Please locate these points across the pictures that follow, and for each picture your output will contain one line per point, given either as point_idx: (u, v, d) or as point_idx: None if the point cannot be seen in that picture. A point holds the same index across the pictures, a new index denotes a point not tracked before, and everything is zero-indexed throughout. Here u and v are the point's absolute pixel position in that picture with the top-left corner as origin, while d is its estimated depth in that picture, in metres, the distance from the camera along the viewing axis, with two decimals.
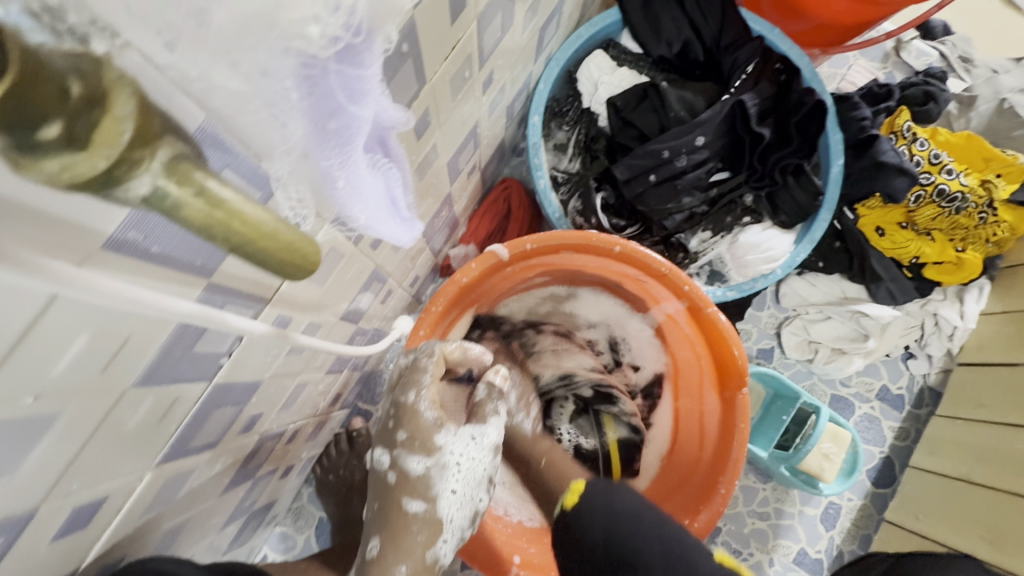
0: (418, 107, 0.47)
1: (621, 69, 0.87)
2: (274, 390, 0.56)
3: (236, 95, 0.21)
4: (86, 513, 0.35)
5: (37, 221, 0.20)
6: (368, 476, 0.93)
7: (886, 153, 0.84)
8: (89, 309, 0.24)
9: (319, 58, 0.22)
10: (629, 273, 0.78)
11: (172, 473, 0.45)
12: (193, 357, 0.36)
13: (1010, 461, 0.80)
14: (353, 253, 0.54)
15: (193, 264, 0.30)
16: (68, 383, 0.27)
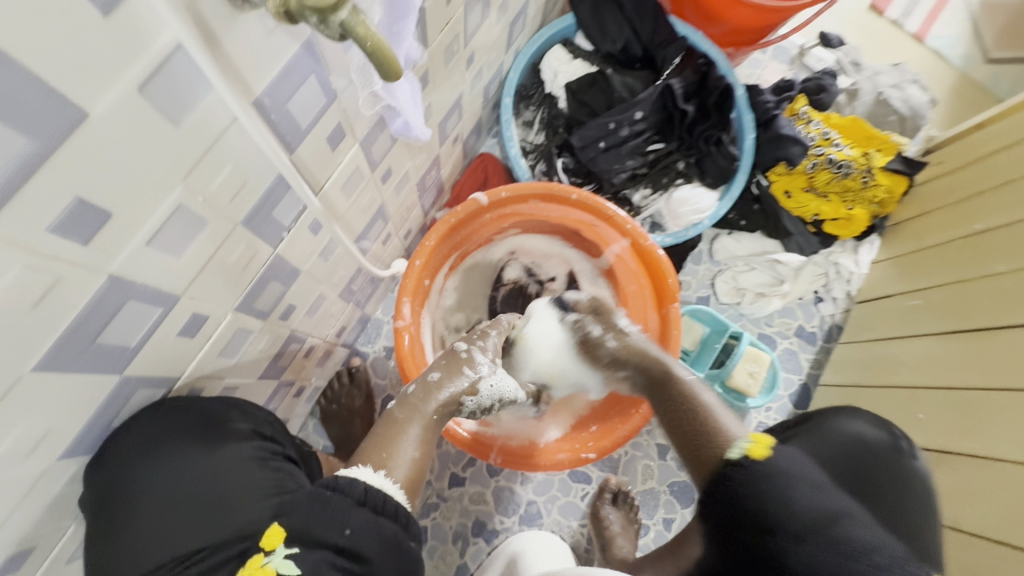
0: (422, 65, 0.65)
1: (576, 61, 1.08)
2: (306, 288, 0.71)
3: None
4: (196, 324, 0.51)
5: (235, 75, 0.37)
6: (367, 405, 1.07)
7: (785, 126, 1.08)
8: (240, 142, 0.41)
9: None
10: (585, 219, 0.96)
11: (239, 327, 0.60)
12: (272, 218, 0.53)
13: (887, 363, 1.01)
14: (370, 179, 0.71)
15: (287, 137, 0.47)
16: (215, 199, 0.43)
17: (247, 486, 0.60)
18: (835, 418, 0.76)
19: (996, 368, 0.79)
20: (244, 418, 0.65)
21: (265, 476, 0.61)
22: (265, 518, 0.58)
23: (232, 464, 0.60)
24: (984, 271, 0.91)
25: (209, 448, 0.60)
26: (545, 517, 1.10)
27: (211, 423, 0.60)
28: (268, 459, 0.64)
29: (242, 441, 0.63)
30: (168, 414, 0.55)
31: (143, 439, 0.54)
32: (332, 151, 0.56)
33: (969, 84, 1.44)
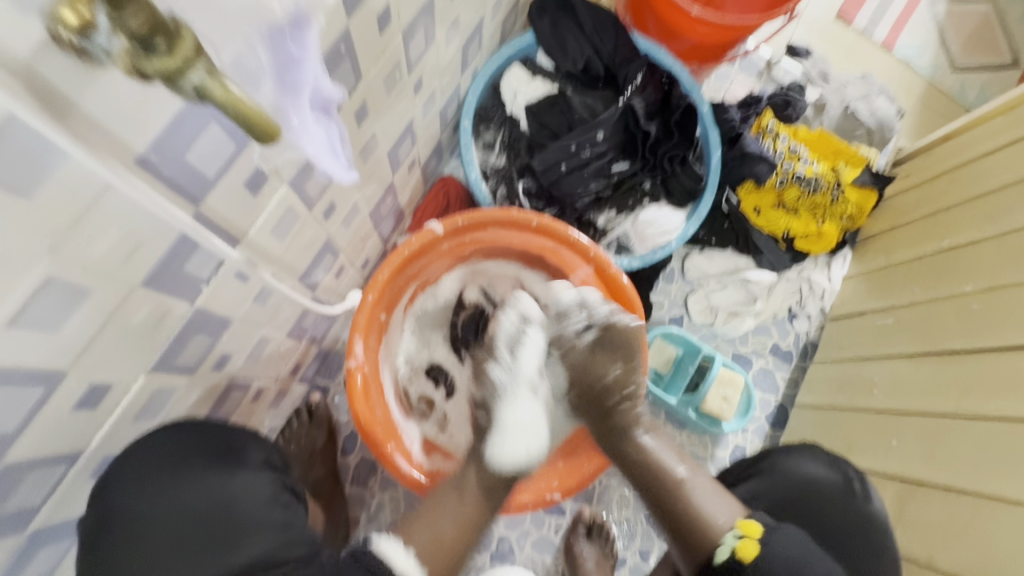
0: (357, 98, 0.61)
1: (535, 80, 1.05)
2: (242, 335, 0.67)
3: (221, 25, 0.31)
4: (96, 394, 0.46)
5: (102, 134, 0.33)
6: (328, 443, 1.02)
7: (750, 145, 1.09)
8: (122, 203, 0.37)
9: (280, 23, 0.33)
10: (548, 245, 0.91)
11: (159, 387, 0.55)
12: (183, 274, 0.48)
13: (862, 386, 0.99)
14: (308, 217, 0.66)
15: (188, 192, 0.43)
16: (102, 264, 0.39)
17: (260, 519, 0.61)
18: (784, 458, 0.78)
19: (971, 393, 0.78)
20: (257, 450, 0.67)
21: (275, 512, 0.63)
22: (277, 550, 0.60)
23: (245, 491, 0.62)
24: (955, 291, 0.90)
25: (225, 476, 0.62)
26: (517, 553, 1.05)
27: (225, 452, 0.63)
28: (280, 495, 0.65)
29: (254, 473, 0.65)
30: (174, 430, 0.59)
31: (158, 455, 0.57)
32: (253, 198, 0.52)
33: (936, 93, 1.43)
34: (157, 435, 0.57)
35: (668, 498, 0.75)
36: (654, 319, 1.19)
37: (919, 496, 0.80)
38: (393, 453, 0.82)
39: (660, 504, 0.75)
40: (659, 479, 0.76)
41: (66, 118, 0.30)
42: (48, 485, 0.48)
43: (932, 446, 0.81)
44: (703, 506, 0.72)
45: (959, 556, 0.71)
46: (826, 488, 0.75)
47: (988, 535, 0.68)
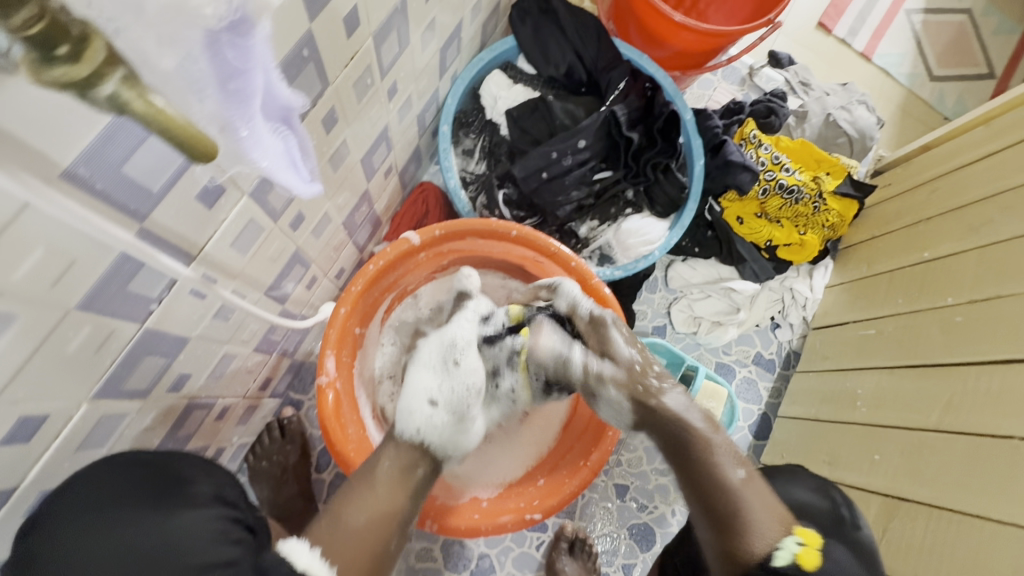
0: (324, 104, 0.58)
1: (516, 85, 1.02)
2: (202, 354, 0.63)
3: (156, 39, 0.28)
4: (29, 427, 0.43)
5: (18, 149, 0.29)
6: (301, 460, 0.98)
7: (732, 153, 1.05)
8: (48, 222, 0.33)
9: (215, 29, 0.29)
10: (529, 254, 0.90)
11: (104, 414, 0.51)
12: (128, 294, 0.44)
13: (844, 398, 0.98)
14: (273, 229, 0.63)
15: (128, 207, 0.39)
16: (25, 289, 0.35)
17: (200, 561, 0.51)
18: (771, 481, 0.77)
19: (955, 407, 0.78)
20: (207, 483, 0.60)
21: (222, 550, 0.53)
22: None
23: (186, 529, 0.52)
24: (936, 302, 0.90)
25: (165, 512, 0.53)
26: (498, 570, 1.02)
27: (169, 485, 0.56)
28: (230, 531, 0.56)
29: (202, 507, 0.56)
30: (107, 468, 0.52)
31: (93, 491, 0.50)
32: (208, 211, 0.49)
33: (915, 103, 1.45)
34: (92, 470, 0.52)
35: (717, 497, 0.65)
36: (637, 329, 1.17)
37: (902, 512, 0.79)
38: None
39: (705, 500, 0.66)
40: (707, 474, 0.66)
41: None
42: None
43: (917, 460, 0.80)
44: (754, 510, 0.63)
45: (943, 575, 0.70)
46: None
47: (973, 553, 0.68)
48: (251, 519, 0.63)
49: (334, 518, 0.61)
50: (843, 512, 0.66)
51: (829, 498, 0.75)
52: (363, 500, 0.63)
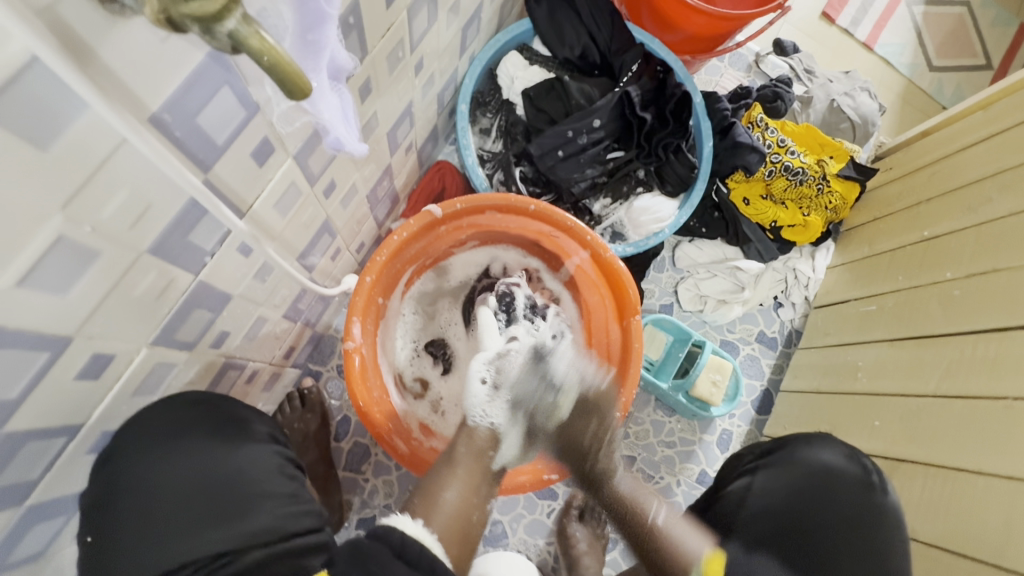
0: (362, 73, 0.61)
1: (533, 67, 1.05)
2: (241, 313, 0.66)
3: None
4: (99, 365, 0.46)
5: (119, 89, 0.33)
6: (322, 428, 0.99)
7: (741, 135, 1.09)
8: (137, 161, 0.37)
9: None
10: (545, 230, 0.93)
11: (158, 362, 0.54)
12: (188, 243, 0.47)
13: (846, 370, 1.03)
14: (310, 194, 0.65)
15: (198, 157, 0.42)
16: (110, 227, 0.39)
17: (266, 489, 0.63)
18: (805, 446, 0.82)
19: (951, 375, 0.82)
20: (261, 423, 0.68)
21: (282, 482, 0.64)
22: (284, 519, 0.62)
23: (250, 463, 0.63)
24: (935, 277, 0.94)
25: (231, 448, 0.63)
26: (510, 537, 1.06)
27: (230, 423, 0.64)
28: (285, 465, 0.67)
29: (260, 444, 0.66)
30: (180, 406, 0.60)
31: (171, 428, 0.58)
32: (260, 168, 0.51)
33: (914, 92, 1.48)
34: (167, 406, 0.58)
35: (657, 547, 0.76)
36: (645, 307, 1.20)
37: (903, 473, 0.84)
38: (391, 435, 0.81)
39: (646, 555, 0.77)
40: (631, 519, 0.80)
41: (86, 68, 0.30)
42: (47, 455, 0.47)
43: (915, 425, 0.85)
44: (680, 540, 0.76)
45: (946, 530, 0.75)
46: (845, 477, 0.79)
47: (970, 505, 0.72)
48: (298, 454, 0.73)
49: (427, 505, 0.69)
50: (872, 477, 0.79)
51: (856, 462, 0.80)
52: (451, 482, 0.74)
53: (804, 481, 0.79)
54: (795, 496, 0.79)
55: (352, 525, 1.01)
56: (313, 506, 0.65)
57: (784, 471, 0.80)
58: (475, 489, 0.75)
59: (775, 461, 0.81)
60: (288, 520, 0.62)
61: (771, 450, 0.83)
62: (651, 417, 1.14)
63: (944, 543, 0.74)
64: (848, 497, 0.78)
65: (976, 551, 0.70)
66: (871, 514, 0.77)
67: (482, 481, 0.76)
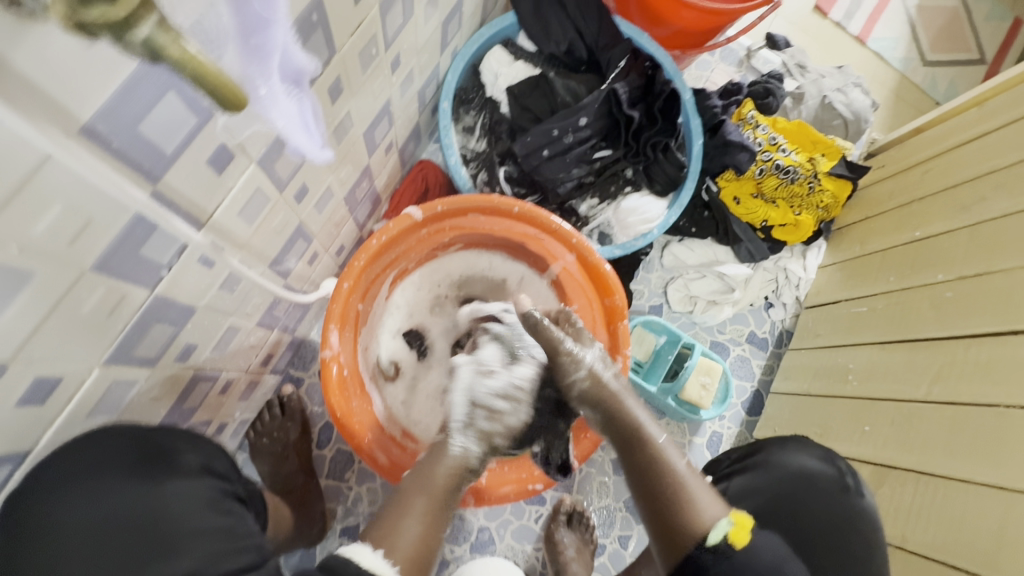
0: (331, 72, 0.58)
1: (517, 62, 1.02)
2: (208, 325, 0.63)
3: None
4: (44, 388, 0.43)
5: (39, 98, 0.30)
6: (302, 436, 0.97)
7: (731, 132, 1.07)
8: (69, 175, 0.34)
9: None
10: (530, 232, 0.90)
11: (115, 380, 0.51)
12: (140, 258, 0.45)
13: (836, 374, 1.01)
14: (278, 199, 0.62)
15: (142, 167, 0.39)
16: (44, 246, 0.36)
17: (196, 526, 0.53)
18: (780, 450, 0.76)
19: (943, 378, 0.81)
20: (194, 454, 0.60)
21: (215, 517, 0.55)
22: (217, 559, 0.51)
23: (175, 498, 0.53)
24: (927, 280, 0.93)
25: (152, 481, 0.53)
26: (497, 543, 1.04)
27: (156, 455, 0.56)
28: (221, 500, 0.58)
29: (189, 477, 0.56)
30: (96, 440, 0.52)
31: (82, 461, 0.50)
32: (218, 176, 0.48)
33: (907, 88, 1.46)
34: (82, 441, 0.51)
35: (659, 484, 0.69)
36: (634, 308, 1.18)
37: (893, 479, 0.83)
38: (371, 446, 0.79)
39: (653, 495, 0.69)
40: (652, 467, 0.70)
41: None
42: None
43: (906, 430, 0.84)
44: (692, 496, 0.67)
45: (937, 539, 0.73)
46: (824, 483, 0.73)
47: (961, 512, 0.71)
48: (243, 490, 0.64)
49: (391, 526, 0.65)
50: (848, 480, 0.74)
51: (830, 464, 0.75)
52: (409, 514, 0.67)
53: (784, 485, 0.73)
54: (780, 497, 0.72)
55: (335, 534, 0.99)
56: (255, 545, 0.56)
57: (758, 473, 0.74)
58: (438, 519, 0.68)
59: (754, 463, 0.75)
60: (219, 560, 0.52)
61: (747, 454, 0.77)
62: None
63: (938, 554, 0.73)
64: (823, 499, 0.72)
65: (967, 562, 0.68)
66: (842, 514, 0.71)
67: (445, 509, 0.70)
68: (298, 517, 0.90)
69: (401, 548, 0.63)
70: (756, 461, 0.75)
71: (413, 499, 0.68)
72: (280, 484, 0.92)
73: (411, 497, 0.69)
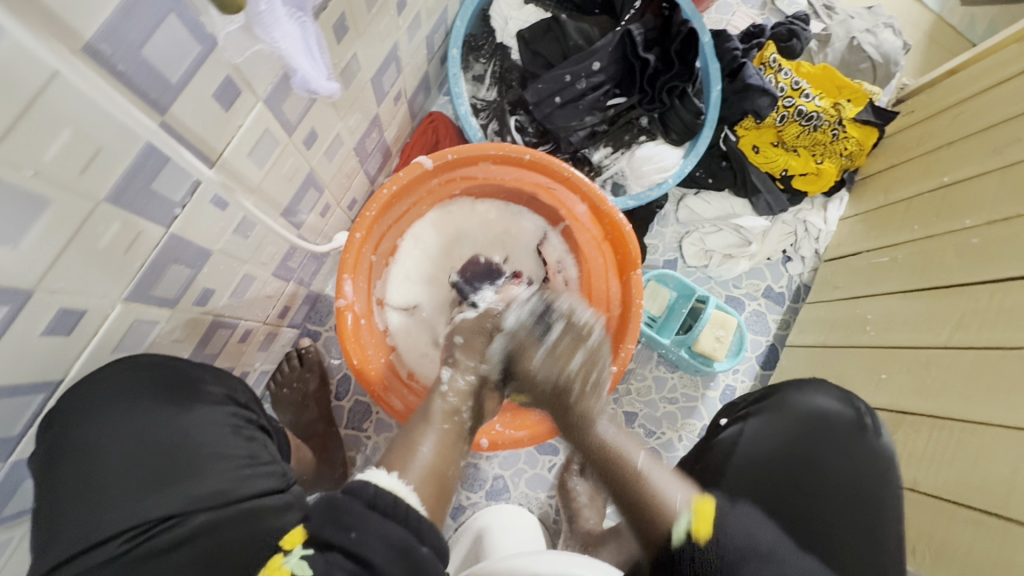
0: (336, 7, 0.56)
1: (528, 6, 0.99)
2: (224, 270, 0.64)
3: None
4: (68, 320, 0.45)
5: (39, 9, 0.30)
6: (321, 388, 1.00)
7: (752, 76, 1.02)
8: (76, 98, 0.34)
9: None
10: (541, 181, 0.89)
11: (137, 318, 0.53)
12: (153, 194, 0.45)
13: (854, 324, 1.00)
14: (288, 144, 0.62)
15: (148, 95, 0.39)
16: (57, 171, 0.36)
17: (219, 450, 0.55)
18: (795, 393, 0.76)
19: (965, 324, 0.79)
20: (217, 384, 0.61)
21: (237, 443, 0.57)
22: (236, 481, 0.54)
23: (201, 425, 0.56)
24: (953, 226, 0.90)
25: (179, 407, 0.56)
26: (512, 490, 1.07)
27: (177, 382, 0.57)
28: (243, 427, 0.60)
29: (213, 405, 0.58)
30: (131, 367, 0.54)
31: (110, 385, 0.52)
32: (225, 112, 0.48)
33: (942, 29, 1.38)
34: (110, 367, 0.52)
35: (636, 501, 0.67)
36: (648, 263, 1.16)
37: (907, 426, 0.82)
38: (386, 393, 0.81)
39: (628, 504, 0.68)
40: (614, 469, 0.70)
41: None
42: (27, 411, 0.48)
43: (924, 377, 0.83)
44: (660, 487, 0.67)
45: (950, 482, 0.74)
46: (839, 422, 0.74)
47: (977, 455, 0.71)
48: (265, 423, 0.66)
49: (404, 448, 0.65)
50: (866, 421, 0.74)
51: (849, 405, 0.75)
52: (426, 436, 0.67)
53: (798, 428, 0.74)
54: (791, 441, 0.73)
55: None
56: (278, 471, 0.59)
57: (774, 417, 0.75)
58: (450, 446, 0.68)
59: (770, 406, 0.76)
60: (241, 483, 0.55)
61: (761, 396, 0.78)
62: (654, 373, 1.12)
63: (948, 495, 0.73)
64: (834, 439, 0.73)
65: (980, 503, 0.68)
66: (849, 453, 0.72)
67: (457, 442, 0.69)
68: (320, 462, 0.93)
69: (414, 471, 0.61)
70: (770, 402, 0.76)
71: (421, 424, 0.69)
72: (301, 431, 0.95)
73: (415, 431, 0.68)
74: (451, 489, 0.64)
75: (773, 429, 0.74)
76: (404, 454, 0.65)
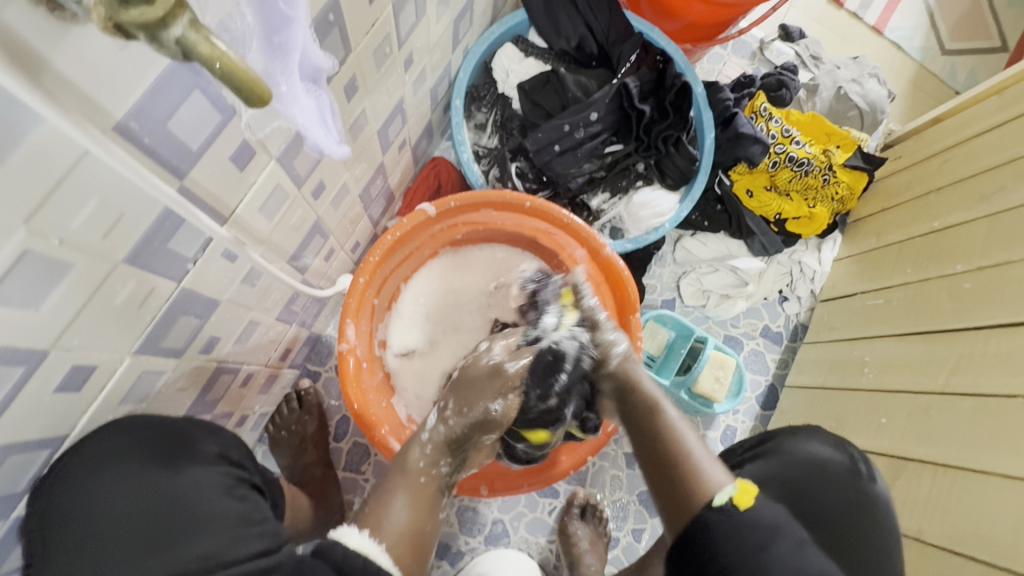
0: (346, 71, 0.59)
1: (528, 59, 1.04)
2: (231, 318, 0.65)
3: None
4: (78, 376, 0.46)
5: (75, 95, 0.32)
6: (320, 429, 0.99)
7: (744, 125, 1.06)
8: (102, 173, 0.36)
9: None
10: (542, 227, 0.91)
11: (144, 370, 0.54)
12: (167, 252, 0.47)
13: (852, 366, 1.01)
14: (297, 195, 0.64)
15: (170, 163, 0.41)
16: (80, 239, 0.38)
17: (214, 510, 0.56)
18: (792, 439, 0.77)
19: (961, 368, 0.80)
20: (211, 443, 0.63)
21: (229, 504, 0.58)
22: (229, 543, 0.54)
23: (198, 485, 0.57)
24: (945, 270, 0.92)
25: (177, 469, 0.57)
26: (511, 535, 1.05)
27: (178, 444, 0.58)
28: (236, 487, 0.61)
29: (208, 465, 0.60)
30: (131, 426, 0.55)
31: (111, 446, 0.53)
32: (241, 172, 0.50)
33: (926, 77, 1.43)
34: (111, 427, 0.53)
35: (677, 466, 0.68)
36: (647, 303, 1.18)
37: (909, 472, 0.82)
38: (386, 437, 0.80)
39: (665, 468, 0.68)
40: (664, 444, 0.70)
41: (36, 75, 0.29)
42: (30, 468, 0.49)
43: (924, 422, 0.83)
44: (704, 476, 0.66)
45: (953, 530, 0.73)
46: (835, 469, 0.74)
47: (980, 505, 0.70)
48: (259, 479, 0.67)
49: (378, 507, 0.66)
50: (860, 467, 0.75)
51: (843, 453, 0.76)
52: (399, 489, 0.68)
53: (795, 471, 0.73)
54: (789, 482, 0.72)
55: None
56: (269, 532, 0.59)
57: (770, 460, 0.75)
58: (427, 493, 0.69)
59: (767, 451, 0.77)
60: (232, 545, 0.54)
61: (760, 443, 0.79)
62: None
63: (953, 545, 0.72)
64: (837, 488, 0.72)
65: (986, 554, 0.68)
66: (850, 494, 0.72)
67: (435, 497, 0.70)
68: (319, 507, 0.92)
69: (388, 530, 0.63)
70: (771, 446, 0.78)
71: (398, 475, 0.70)
72: (299, 474, 0.95)
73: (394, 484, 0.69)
74: (429, 542, 0.67)
75: (775, 466, 0.74)
76: (377, 511, 0.66)
